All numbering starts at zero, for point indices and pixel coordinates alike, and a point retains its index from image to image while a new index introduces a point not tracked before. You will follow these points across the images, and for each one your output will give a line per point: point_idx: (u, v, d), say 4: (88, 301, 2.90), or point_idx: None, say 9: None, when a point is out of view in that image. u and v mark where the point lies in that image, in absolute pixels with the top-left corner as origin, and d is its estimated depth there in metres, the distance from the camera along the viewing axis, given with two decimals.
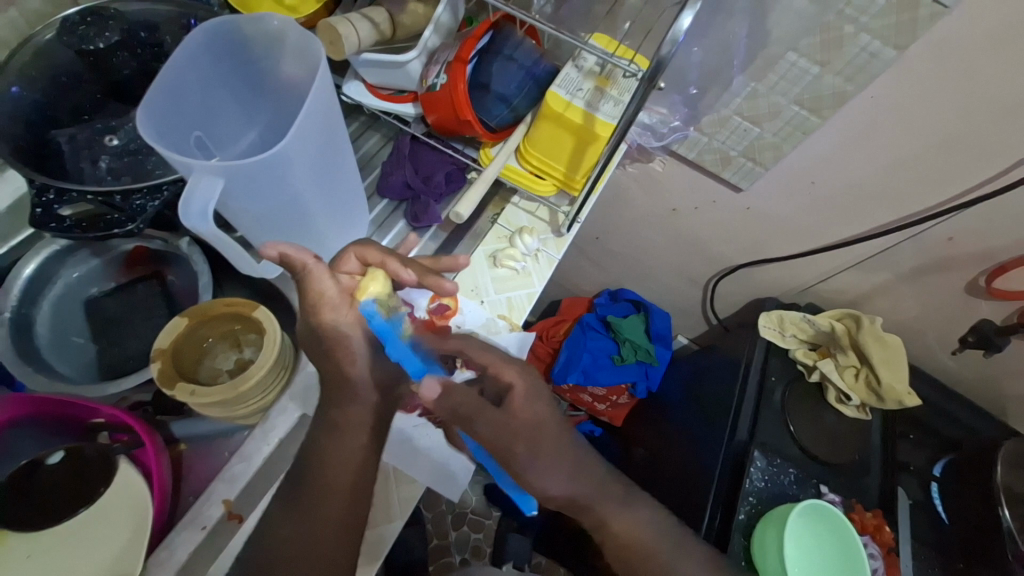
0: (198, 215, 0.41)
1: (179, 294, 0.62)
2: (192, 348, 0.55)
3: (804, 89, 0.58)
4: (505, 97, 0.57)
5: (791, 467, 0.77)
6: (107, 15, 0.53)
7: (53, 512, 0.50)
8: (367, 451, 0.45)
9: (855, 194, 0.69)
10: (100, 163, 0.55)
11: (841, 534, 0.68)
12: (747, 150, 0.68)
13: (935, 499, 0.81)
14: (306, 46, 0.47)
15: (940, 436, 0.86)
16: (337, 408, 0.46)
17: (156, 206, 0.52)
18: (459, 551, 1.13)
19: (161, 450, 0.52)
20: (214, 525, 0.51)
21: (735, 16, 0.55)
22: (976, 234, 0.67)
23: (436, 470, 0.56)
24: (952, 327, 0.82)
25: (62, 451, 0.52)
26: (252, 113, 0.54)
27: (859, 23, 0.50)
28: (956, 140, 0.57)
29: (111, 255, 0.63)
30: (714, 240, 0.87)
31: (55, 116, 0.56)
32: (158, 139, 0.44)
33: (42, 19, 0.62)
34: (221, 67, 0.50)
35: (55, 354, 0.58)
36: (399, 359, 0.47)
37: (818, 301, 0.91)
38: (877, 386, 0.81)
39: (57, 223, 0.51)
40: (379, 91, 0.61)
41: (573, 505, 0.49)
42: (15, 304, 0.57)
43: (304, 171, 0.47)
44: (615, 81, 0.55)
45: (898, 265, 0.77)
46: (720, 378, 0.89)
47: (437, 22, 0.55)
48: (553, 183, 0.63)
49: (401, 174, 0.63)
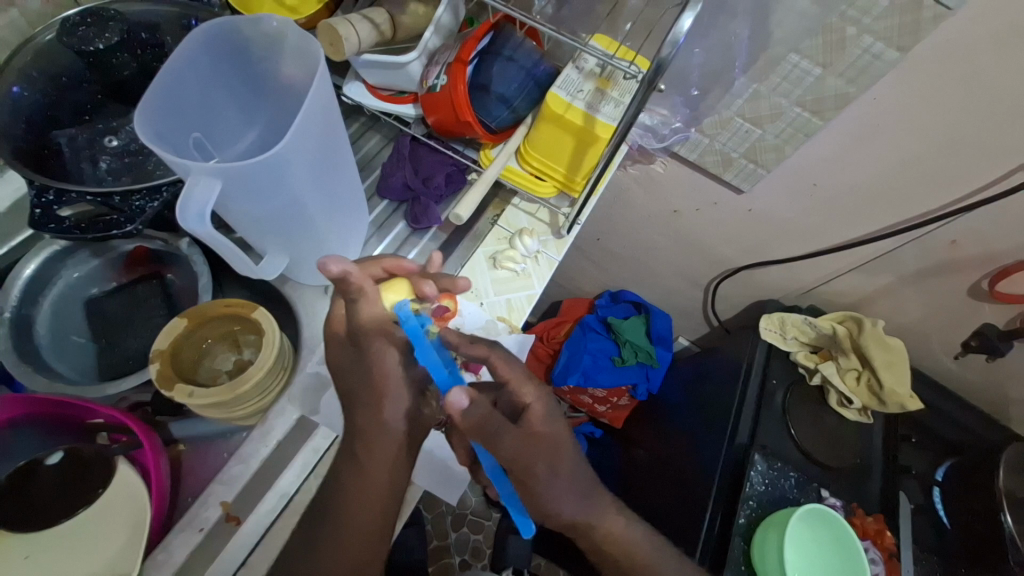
0: (196, 217, 0.41)
1: (180, 294, 0.63)
2: (191, 349, 0.55)
3: (806, 91, 0.57)
4: (506, 98, 0.57)
5: (793, 471, 0.76)
6: (108, 15, 0.53)
7: (47, 515, 0.50)
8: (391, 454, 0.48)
9: (857, 195, 0.68)
10: (100, 164, 0.55)
11: (845, 544, 0.67)
12: (748, 152, 0.67)
13: (936, 504, 0.81)
14: (306, 47, 0.47)
15: (943, 439, 0.86)
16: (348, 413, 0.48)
17: (156, 207, 0.52)
18: (459, 552, 1.12)
19: (160, 450, 0.53)
20: (211, 527, 0.51)
21: (738, 17, 0.54)
22: (980, 236, 0.66)
23: (430, 468, 0.57)
24: (955, 330, 0.81)
25: (61, 451, 0.52)
26: (251, 114, 0.54)
27: (861, 24, 0.50)
28: (959, 142, 0.57)
29: (111, 255, 0.64)
30: (716, 241, 0.87)
31: (55, 116, 0.56)
32: (156, 141, 0.44)
33: (43, 18, 0.63)
34: (220, 67, 0.50)
35: (54, 354, 0.58)
36: (426, 363, 0.49)
37: (820, 303, 0.91)
38: (879, 389, 0.80)
39: (55, 224, 0.50)
40: (379, 92, 0.61)
41: (568, 504, 0.50)
42: (15, 305, 0.57)
43: (303, 173, 0.47)
44: (615, 83, 0.55)
45: (901, 268, 0.77)
46: (720, 380, 0.89)
47: (437, 23, 0.55)
48: (554, 185, 0.63)
49: (401, 175, 0.63)
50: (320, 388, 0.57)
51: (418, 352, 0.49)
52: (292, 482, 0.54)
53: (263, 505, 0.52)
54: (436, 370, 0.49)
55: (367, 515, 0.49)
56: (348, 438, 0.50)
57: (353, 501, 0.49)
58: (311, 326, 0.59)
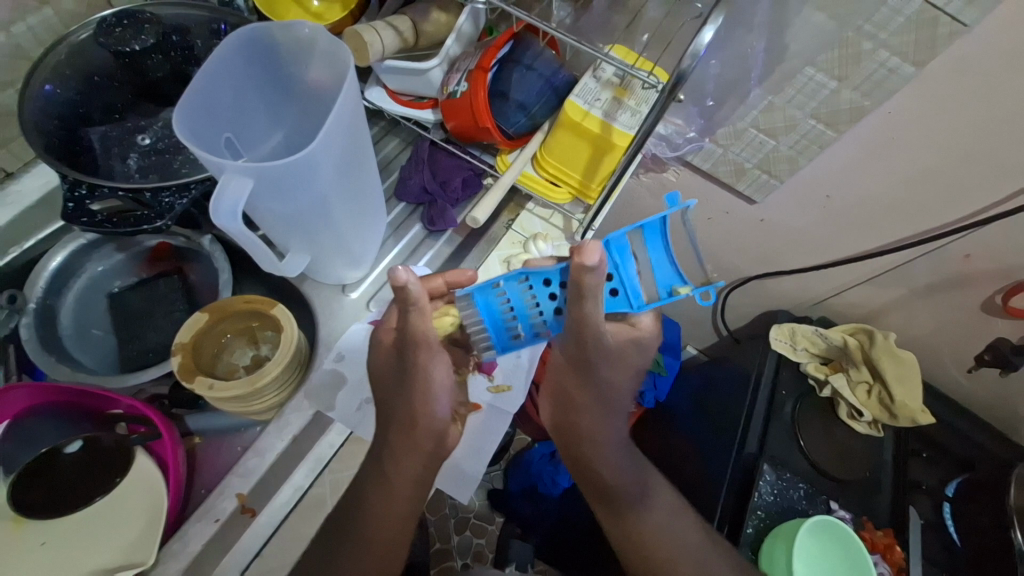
0: (227, 213, 0.42)
1: (198, 289, 0.64)
2: (211, 343, 0.56)
3: (821, 103, 0.58)
4: (525, 105, 0.58)
5: (802, 482, 0.76)
6: (143, 18, 0.54)
7: (66, 503, 0.53)
8: (429, 453, 0.53)
9: (870, 207, 0.68)
10: (129, 161, 0.58)
11: (849, 548, 0.67)
12: (761, 162, 0.68)
13: (947, 520, 0.80)
14: (334, 52, 0.48)
15: (953, 455, 0.85)
16: (389, 416, 0.53)
17: (184, 204, 0.53)
18: (461, 556, 1.10)
19: (177, 443, 0.54)
20: (226, 519, 0.51)
21: (754, 29, 0.55)
22: (992, 251, 0.66)
23: (452, 465, 0.60)
24: (967, 344, 0.81)
25: (80, 440, 0.54)
26: (280, 116, 0.55)
27: (877, 39, 0.50)
28: (975, 156, 0.57)
29: (136, 250, 0.65)
30: (726, 250, 0.87)
31: (86, 113, 0.59)
32: (191, 139, 0.45)
33: (76, 18, 0.65)
34: (252, 70, 0.52)
35: (77, 346, 0.60)
36: (655, 265, 0.46)
37: (830, 314, 0.91)
38: (890, 402, 0.80)
39: (88, 217, 0.51)
40: (400, 97, 0.62)
41: (593, 467, 0.57)
42: (41, 295, 0.59)
43: (330, 173, 0.48)
44: (633, 92, 0.56)
45: (912, 281, 0.77)
46: (728, 389, 0.89)
47: (459, 32, 0.56)
48: (569, 190, 0.63)
49: (419, 178, 0.65)
50: (335, 385, 0.57)
51: (654, 254, 0.46)
52: (308, 476, 0.55)
53: (278, 499, 0.53)
54: (662, 276, 0.46)
55: None
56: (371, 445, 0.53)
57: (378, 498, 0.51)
58: (327, 324, 0.60)
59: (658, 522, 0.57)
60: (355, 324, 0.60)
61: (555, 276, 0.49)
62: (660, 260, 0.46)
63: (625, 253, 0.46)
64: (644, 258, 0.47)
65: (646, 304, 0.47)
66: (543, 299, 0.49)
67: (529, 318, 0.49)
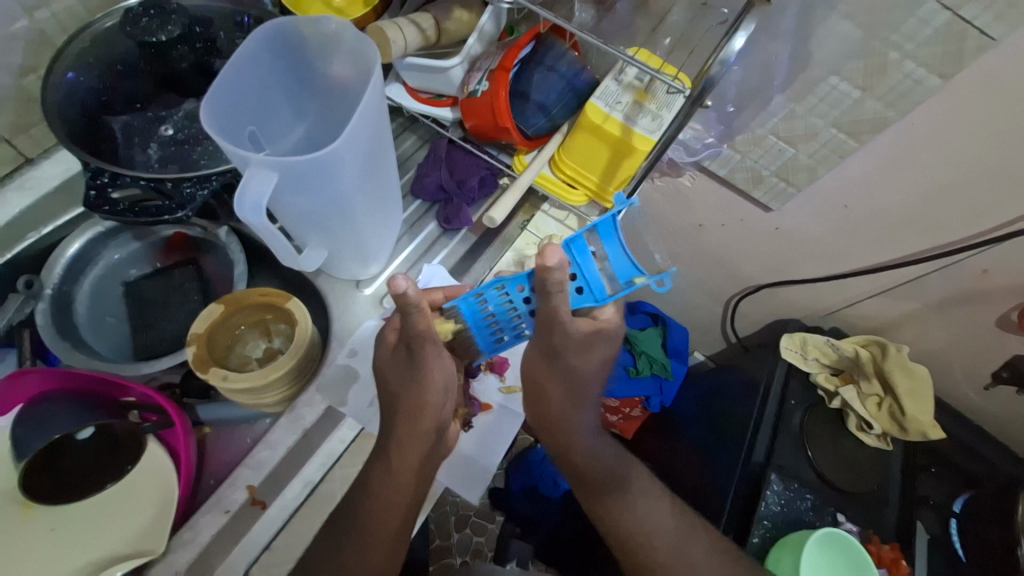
0: (251, 208, 0.42)
1: (214, 279, 0.65)
2: (225, 334, 0.57)
3: (844, 112, 0.58)
4: (544, 106, 0.58)
5: (810, 494, 0.76)
6: (168, 7, 0.53)
7: (77, 490, 0.53)
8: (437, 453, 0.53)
9: (887, 220, 0.68)
10: (150, 150, 0.58)
11: (840, 545, 0.67)
12: (780, 170, 0.67)
13: (953, 536, 0.81)
14: (361, 49, 0.48)
15: (962, 471, 0.85)
16: (398, 419, 0.52)
17: (205, 195, 0.54)
18: (460, 553, 1.10)
19: (188, 431, 0.55)
20: (237, 510, 0.52)
21: (779, 37, 0.54)
22: (1012, 268, 0.66)
23: (453, 464, 0.60)
24: (982, 360, 0.80)
25: (92, 427, 0.55)
26: (302, 110, 0.56)
27: (904, 50, 0.50)
28: (1001, 172, 0.56)
29: (152, 239, 0.66)
30: (739, 257, 0.87)
31: (109, 101, 0.59)
32: (217, 132, 0.46)
33: (100, 5, 0.65)
34: (277, 64, 0.52)
35: (92, 333, 0.61)
36: (613, 258, 0.48)
37: (843, 326, 0.90)
38: (901, 417, 0.79)
39: (109, 206, 0.52)
40: (419, 94, 0.62)
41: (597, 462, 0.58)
42: (58, 281, 0.60)
43: (352, 169, 0.48)
44: (655, 96, 0.54)
45: (927, 295, 0.76)
46: (737, 397, 0.88)
47: (480, 31, 0.56)
48: (585, 193, 0.63)
49: (436, 176, 0.65)
50: (349, 380, 0.57)
51: (609, 247, 0.47)
52: (318, 471, 0.55)
53: (288, 492, 0.53)
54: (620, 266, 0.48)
55: (397, 491, 0.51)
56: (381, 442, 0.53)
57: (388, 494, 0.51)
58: (341, 320, 0.60)
59: (654, 526, 0.58)
60: (368, 320, 0.60)
61: (528, 280, 0.49)
62: (615, 252, 0.47)
63: (584, 252, 0.47)
64: (601, 253, 0.48)
65: (610, 297, 0.49)
66: (518, 302, 0.50)
67: (511, 321, 0.52)
